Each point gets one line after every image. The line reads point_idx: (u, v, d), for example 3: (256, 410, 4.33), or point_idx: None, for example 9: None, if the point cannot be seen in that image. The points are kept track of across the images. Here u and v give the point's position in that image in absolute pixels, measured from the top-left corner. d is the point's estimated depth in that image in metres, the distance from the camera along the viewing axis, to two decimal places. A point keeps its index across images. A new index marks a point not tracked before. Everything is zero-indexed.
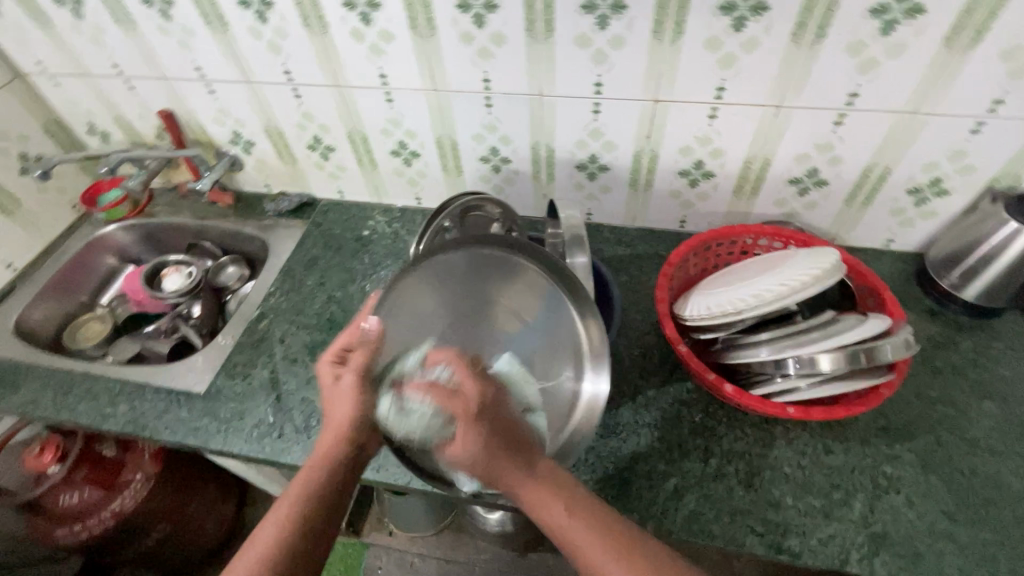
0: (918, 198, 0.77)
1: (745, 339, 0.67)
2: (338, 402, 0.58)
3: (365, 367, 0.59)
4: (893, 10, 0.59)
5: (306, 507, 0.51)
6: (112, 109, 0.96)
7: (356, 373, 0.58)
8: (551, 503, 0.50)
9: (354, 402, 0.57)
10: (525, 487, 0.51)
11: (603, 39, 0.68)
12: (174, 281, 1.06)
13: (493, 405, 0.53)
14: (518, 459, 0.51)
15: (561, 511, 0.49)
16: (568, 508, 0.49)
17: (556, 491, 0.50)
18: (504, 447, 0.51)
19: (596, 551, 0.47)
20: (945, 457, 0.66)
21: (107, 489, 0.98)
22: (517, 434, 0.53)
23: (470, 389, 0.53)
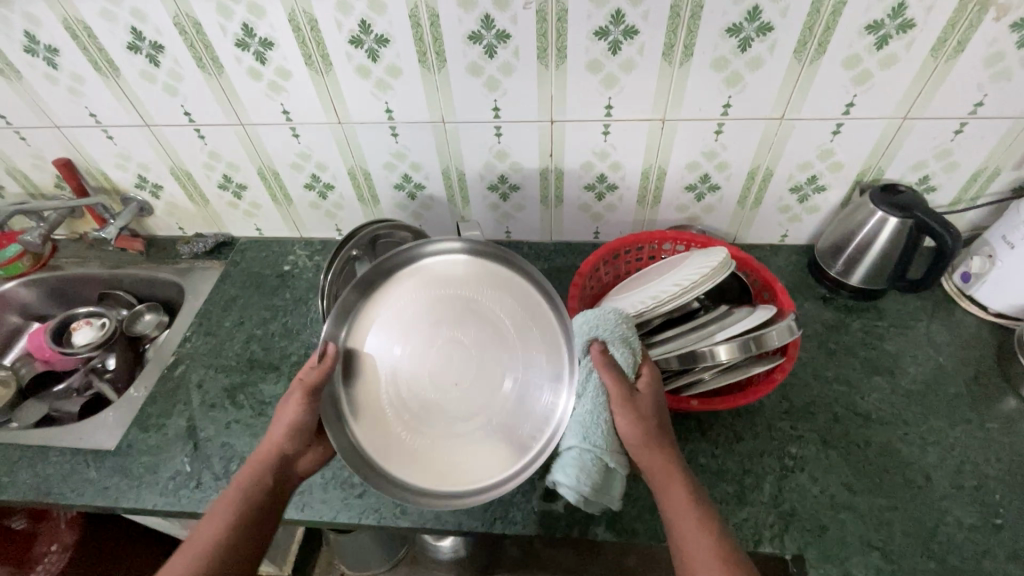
0: (800, 195, 0.84)
1: (652, 339, 0.70)
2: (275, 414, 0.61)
3: (313, 386, 0.59)
4: (746, 29, 0.66)
5: (236, 511, 0.55)
6: (4, 161, 0.92)
7: (302, 389, 0.59)
8: (676, 484, 0.56)
9: (291, 412, 0.60)
10: (666, 465, 0.57)
11: (493, 66, 0.71)
12: (85, 334, 1.00)
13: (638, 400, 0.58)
14: (666, 447, 0.58)
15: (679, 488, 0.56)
16: (688, 494, 0.56)
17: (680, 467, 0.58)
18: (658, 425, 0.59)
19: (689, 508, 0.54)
20: (841, 432, 0.70)
21: (17, 566, 0.91)
22: (663, 421, 0.60)
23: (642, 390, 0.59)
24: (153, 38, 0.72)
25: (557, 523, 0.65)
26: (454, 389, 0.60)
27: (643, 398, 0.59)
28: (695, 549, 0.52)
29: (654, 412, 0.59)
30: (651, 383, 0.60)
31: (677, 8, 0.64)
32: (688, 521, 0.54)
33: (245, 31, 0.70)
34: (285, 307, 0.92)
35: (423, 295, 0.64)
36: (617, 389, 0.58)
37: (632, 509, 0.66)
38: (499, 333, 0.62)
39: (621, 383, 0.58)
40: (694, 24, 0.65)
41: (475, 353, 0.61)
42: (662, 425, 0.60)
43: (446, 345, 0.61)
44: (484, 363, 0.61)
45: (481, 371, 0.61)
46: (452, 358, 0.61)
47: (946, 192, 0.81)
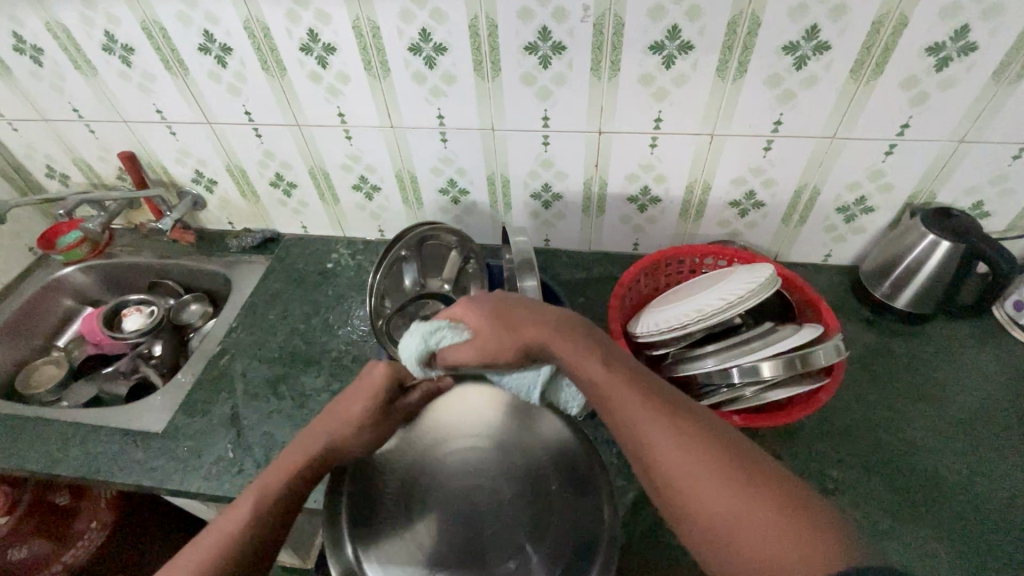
0: (847, 215, 0.83)
1: (693, 352, 0.70)
2: (343, 411, 0.58)
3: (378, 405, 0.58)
4: (803, 47, 0.66)
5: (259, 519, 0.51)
6: (72, 152, 0.97)
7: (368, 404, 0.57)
8: (613, 395, 0.49)
9: (347, 431, 0.57)
10: (596, 376, 0.50)
11: (546, 77, 0.73)
12: (135, 320, 1.04)
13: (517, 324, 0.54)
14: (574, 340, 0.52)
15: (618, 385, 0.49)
16: (633, 393, 0.48)
17: (598, 355, 0.51)
18: (547, 326, 0.53)
19: (644, 413, 0.47)
20: (886, 457, 0.69)
21: (58, 540, 0.94)
22: (515, 318, 0.54)
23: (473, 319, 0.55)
24: (223, 40, 0.75)
25: None
26: (467, 530, 0.55)
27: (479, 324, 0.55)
28: (676, 465, 0.44)
29: (520, 337, 0.53)
30: (486, 322, 0.55)
31: (734, 25, 0.65)
32: (646, 428, 0.46)
33: (310, 35, 0.73)
34: (327, 303, 0.95)
35: (473, 429, 0.63)
36: (474, 358, 0.55)
37: (667, 522, 0.65)
38: (522, 506, 0.56)
39: (478, 336, 0.55)
40: (750, 41, 0.66)
41: (491, 505, 0.57)
42: (579, 337, 0.53)
43: (468, 489, 0.58)
44: (500, 528, 0.55)
45: (493, 527, 0.55)
46: (472, 495, 0.57)
47: (1001, 218, 0.79)
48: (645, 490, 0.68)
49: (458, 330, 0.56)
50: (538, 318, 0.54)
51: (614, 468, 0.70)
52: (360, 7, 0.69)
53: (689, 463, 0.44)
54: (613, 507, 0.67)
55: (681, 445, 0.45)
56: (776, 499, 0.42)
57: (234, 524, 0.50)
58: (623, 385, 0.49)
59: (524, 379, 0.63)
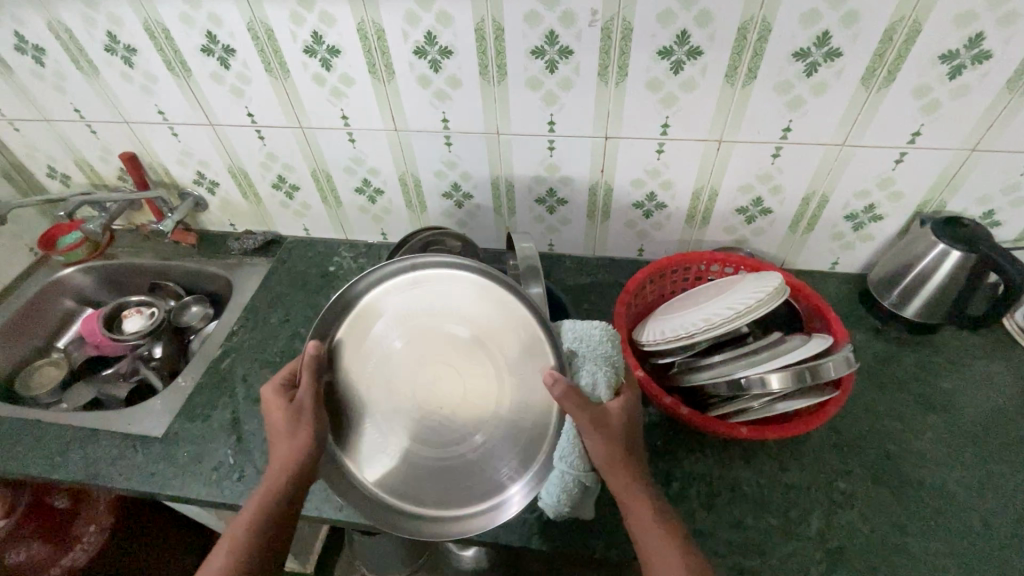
0: (855, 223, 0.82)
1: (700, 362, 0.69)
2: (275, 429, 0.57)
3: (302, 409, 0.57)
4: (814, 53, 0.65)
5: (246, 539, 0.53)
6: (73, 152, 0.96)
7: (291, 410, 0.57)
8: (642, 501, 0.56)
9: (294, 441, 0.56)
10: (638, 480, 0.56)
11: (552, 81, 0.72)
12: (135, 322, 1.03)
13: (625, 423, 0.58)
14: (636, 452, 0.58)
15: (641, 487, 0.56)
16: (659, 510, 0.56)
17: (641, 464, 0.58)
18: (630, 433, 0.58)
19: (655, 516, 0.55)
20: (894, 470, 0.68)
21: (59, 543, 0.94)
22: (634, 429, 0.59)
23: (614, 406, 0.58)
24: (226, 42, 0.75)
25: (594, 543, 0.65)
26: (433, 422, 0.61)
27: (615, 408, 0.58)
28: (668, 566, 0.52)
29: (623, 426, 0.57)
30: (621, 407, 0.58)
31: (744, 31, 0.64)
32: (658, 538, 0.54)
33: (314, 38, 0.72)
34: (329, 307, 0.94)
35: (430, 306, 0.62)
36: (583, 416, 0.54)
37: None
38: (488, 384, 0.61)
39: (586, 406, 0.55)
40: (760, 47, 0.65)
41: (462, 389, 0.61)
42: (637, 445, 0.59)
43: (435, 373, 0.61)
44: (466, 408, 0.61)
45: (461, 412, 0.61)
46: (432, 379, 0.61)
47: (1012, 228, 0.79)
48: None
49: (601, 386, 0.58)
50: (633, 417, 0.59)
51: None
52: (365, 10, 0.68)
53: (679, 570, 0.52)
54: (618, 518, 0.66)
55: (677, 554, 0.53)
56: None
57: (216, 564, 0.51)
58: (652, 501, 0.56)
59: (575, 456, 0.58)
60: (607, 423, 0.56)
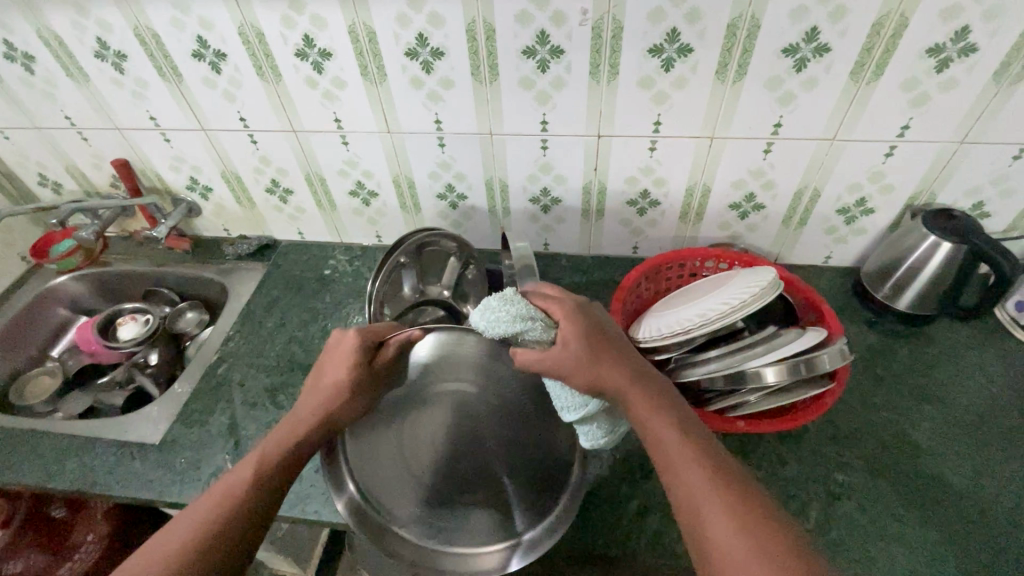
0: (847, 217, 0.83)
1: (696, 357, 0.69)
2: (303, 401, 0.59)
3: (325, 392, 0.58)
4: (803, 49, 0.65)
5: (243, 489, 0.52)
6: (64, 160, 0.96)
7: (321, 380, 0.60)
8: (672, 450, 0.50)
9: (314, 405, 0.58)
10: (648, 415, 0.52)
11: (544, 81, 0.72)
12: (130, 329, 1.03)
13: (592, 335, 0.56)
14: (617, 356, 0.56)
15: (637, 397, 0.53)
16: (665, 418, 0.52)
17: (633, 371, 0.55)
18: (599, 343, 0.56)
19: (659, 420, 0.51)
20: (890, 461, 0.69)
21: (55, 554, 0.93)
22: (601, 335, 0.57)
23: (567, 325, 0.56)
24: (217, 47, 0.75)
25: (595, 541, 0.65)
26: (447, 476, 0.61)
27: (570, 330, 0.56)
28: (679, 470, 0.48)
29: (591, 360, 0.54)
30: (577, 345, 0.55)
31: (734, 28, 0.64)
32: (687, 473, 0.47)
33: (306, 41, 0.72)
34: (325, 310, 0.94)
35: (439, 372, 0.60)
36: (541, 365, 0.54)
37: (672, 530, 0.65)
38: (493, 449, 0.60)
39: (538, 346, 0.55)
40: (750, 44, 0.66)
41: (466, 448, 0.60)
42: (620, 354, 0.56)
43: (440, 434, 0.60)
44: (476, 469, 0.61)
45: (469, 472, 0.61)
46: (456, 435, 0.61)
47: (1001, 219, 0.79)
48: (650, 497, 0.68)
49: (540, 335, 0.55)
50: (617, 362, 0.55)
51: (618, 475, 0.70)
52: (356, 12, 0.68)
53: (690, 468, 0.48)
54: (618, 515, 0.66)
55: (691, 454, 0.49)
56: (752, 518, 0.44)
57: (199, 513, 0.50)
58: (654, 407, 0.52)
59: (572, 401, 0.56)
60: (571, 344, 0.55)
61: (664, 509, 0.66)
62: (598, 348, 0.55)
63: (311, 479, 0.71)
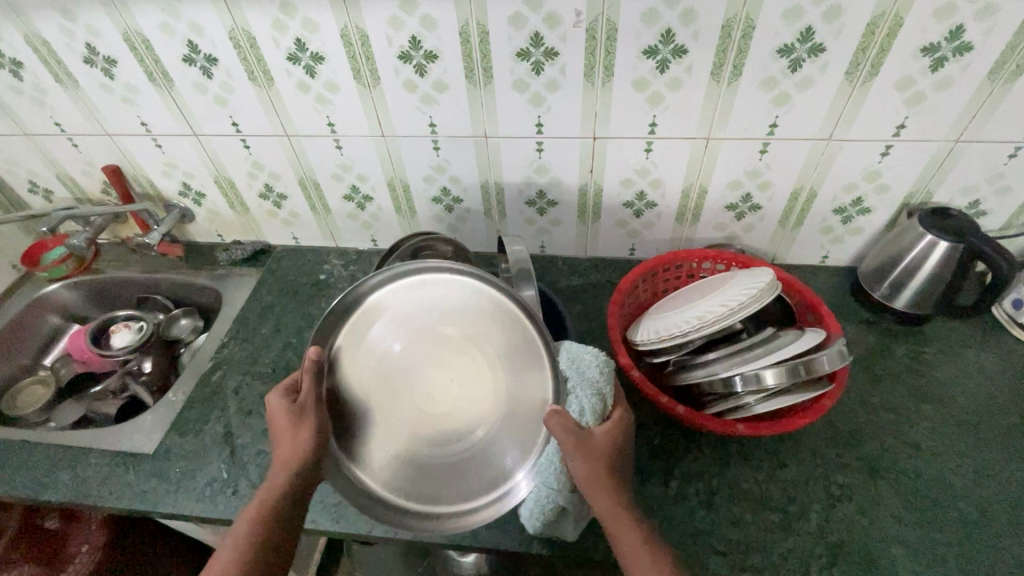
0: (844, 216, 0.83)
1: (695, 360, 0.69)
2: (279, 433, 0.55)
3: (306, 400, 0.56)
4: (798, 49, 0.65)
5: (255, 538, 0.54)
6: (55, 167, 0.95)
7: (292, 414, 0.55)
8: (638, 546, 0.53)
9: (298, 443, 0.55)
10: (632, 541, 0.53)
11: (539, 83, 0.72)
12: (123, 337, 1.02)
13: (615, 445, 0.57)
14: (623, 475, 0.57)
15: (633, 522, 0.54)
16: (647, 542, 0.53)
17: (630, 492, 0.57)
18: (616, 456, 0.57)
19: (645, 549, 0.53)
20: (890, 461, 0.68)
21: (51, 565, 0.92)
22: (622, 450, 0.58)
23: (599, 433, 0.56)
24: (208, 51, 0.74)
25: (595, 546, 0.64)
26: (434, 413, 0.59)
27: (603, 433, 0.57)
28: None
29: (611, 452, 0.56)
30: (609, 431, 0.57)
31: (729, 29, 0.64)
32: None
33: (297, 45, 0.72)
34: (320, 316, 0.93)
35: (430, 310, 0.60)
36: (567, 438, 0.54)
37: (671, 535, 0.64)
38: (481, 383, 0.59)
39: (569, 432, 0.55)
40: (745, 44, 0.65)
41: (455, 385, 0.59)
42: (625, 475, 0.57)
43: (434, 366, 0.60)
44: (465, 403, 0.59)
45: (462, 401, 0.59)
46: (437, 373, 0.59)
47: (997, 217, 0.79)
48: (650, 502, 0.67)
49: (589, 412, 0.59)
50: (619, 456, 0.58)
51: None
52: (348, 15, 0.68)
53: None
54: None
55: None
56: None
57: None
58: (641, 532, 0.54)
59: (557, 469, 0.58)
60: (591, 446, 0.55)
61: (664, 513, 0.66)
62: (617, 461, 0.57)
63: None
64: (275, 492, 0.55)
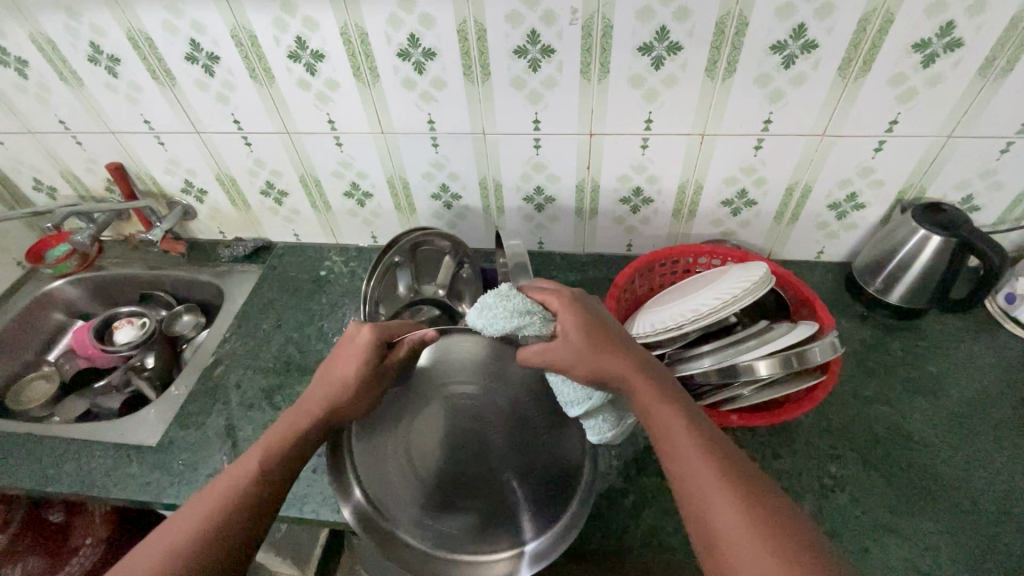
0: (839, 212, 0.83)
1: (690, 352, 0.70)
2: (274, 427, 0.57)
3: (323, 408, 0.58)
4: (789, 46, 0.66)
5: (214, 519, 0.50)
6: (61, 165, 0.96)
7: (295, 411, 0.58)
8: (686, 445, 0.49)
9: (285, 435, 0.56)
10: (672, 415, 0.51)
11: (536, 80, 0.73)
12: (127, 332, 1.02)
13: (586, 324, 0.55)
14: (621, 348, 0.55)
15: (661, 404, 0.52)
16: (676, 413, 0.51)
17: (646, 369, 0.55)
18: (601, 336, 0.55)
19: (675, 423, 0.50)
20: (883, 452, 0.69)
21: (54, 557, 0.93)
22: (605, 329, 0.56)
23: (565, 318, 0.55)
24: (211, 49, 0.75)
25: (590, 534, 0.65)
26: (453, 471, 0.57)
27: (569, 321, 0.55)
28: (687, 468, 0.48)
29: (588, 332, 0.54)
30: (572, 316, 0.55)
31: (721, 26, 0.65)
32: (695, 472, 0.47)
33: (298, 43, 0.73)
34: (321, 311, 0.94)
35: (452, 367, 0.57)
36: (580, 337, 0.54)
37: (666, 523, 0.65)
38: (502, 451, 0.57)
39: (534, 348, 0.54)
40: (738, 42, 0.66)
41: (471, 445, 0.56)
42: (633, 356, 0.55)
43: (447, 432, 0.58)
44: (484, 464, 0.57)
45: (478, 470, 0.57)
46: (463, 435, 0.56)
47: (991, 212, 0.80)
48: (645, 492, 0.68)
49: (533, 336, 0.54)
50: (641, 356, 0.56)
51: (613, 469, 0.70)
52: (348, 14, 0.69)
53: (703, 466, 0.47)
54: (613, 509, 0.67)
55: (703, 456, 0.48)
56: (778, 521, 0.43)
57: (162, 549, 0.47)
58: (665, 406, 0.52)
59: (574, 397, 0.56)
60: (562, 335, 0.54)
61: (660, 504, 0.67)
62: (602, 338, 0.55)
63: (309, 479, 0.72)
64: (260, 451, 0.55)
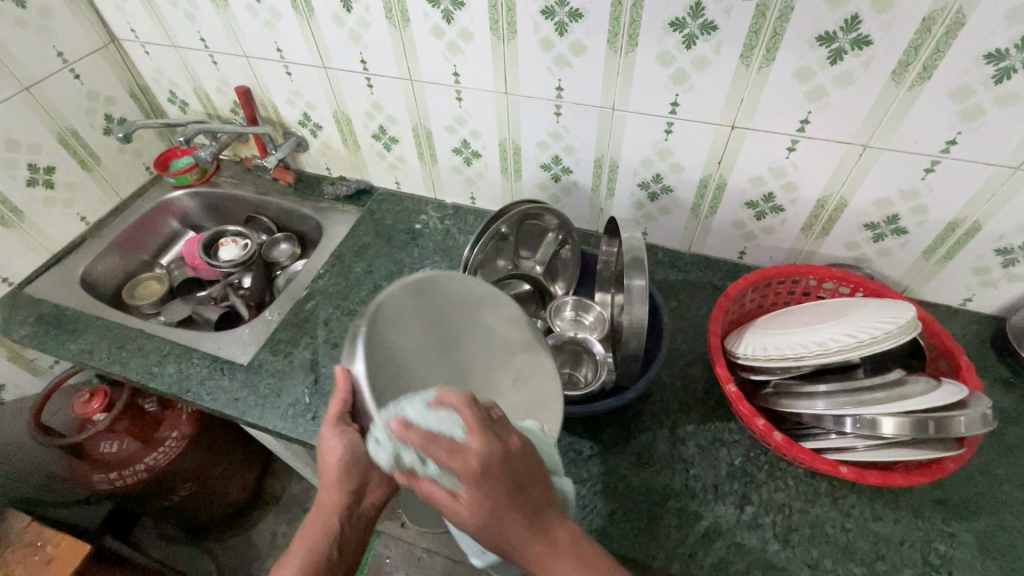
0: (1006, 259, 0.71)
1: (801, 387, 0.63)
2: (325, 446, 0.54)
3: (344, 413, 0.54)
4: (1010, 57, 0.55)
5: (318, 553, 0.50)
6: (194, 81, 1.00)
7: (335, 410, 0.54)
8: (522, 547, 0.41)
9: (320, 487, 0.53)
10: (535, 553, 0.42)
11: (686, 58, 0.66)
12: (230, 251, 1.08)
13: (492, 464, 0.41)
14: (520, 511, 0.41)
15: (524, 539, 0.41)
16: (534, 540, 0.42)
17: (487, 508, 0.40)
18: (515, 498, 0.41)
19: (541, 552, 0.42)
20: (1009, 542, 0.60)
21: (145, 443, 1.02)
22: (518, 480, 0.42)
23: (460, 465, 0.40)
24: None
25: (654, 554, 0.60)
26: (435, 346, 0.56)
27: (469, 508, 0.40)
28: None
29: (484, 500, 0.40)
30: (476, 451, 0.40)
31: (929, 22, 0.55)
32: None
33: None
34: (410, 264, 0.94)
35: None
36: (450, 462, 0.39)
37: (740, 560, 0.59)
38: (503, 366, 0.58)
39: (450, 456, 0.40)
40: (945, 43, 0.56)
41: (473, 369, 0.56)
42: (485, 482, 0.40)
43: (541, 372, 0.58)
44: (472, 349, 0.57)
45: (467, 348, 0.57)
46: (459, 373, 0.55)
47: None
48: (721, 522, 0.62)
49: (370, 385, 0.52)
50: (474, 449, 0.40)
51: (689, 490, 0.65)
52: None
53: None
54: (683, 531, 0.62)
55: (567, 562, 0.42)
56: None
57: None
58: (543, 546, 0.42)
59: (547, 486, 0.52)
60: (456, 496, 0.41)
61: (735, 538, 0.61)
62: (508, 505, 0.41)
63: None
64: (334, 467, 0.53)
